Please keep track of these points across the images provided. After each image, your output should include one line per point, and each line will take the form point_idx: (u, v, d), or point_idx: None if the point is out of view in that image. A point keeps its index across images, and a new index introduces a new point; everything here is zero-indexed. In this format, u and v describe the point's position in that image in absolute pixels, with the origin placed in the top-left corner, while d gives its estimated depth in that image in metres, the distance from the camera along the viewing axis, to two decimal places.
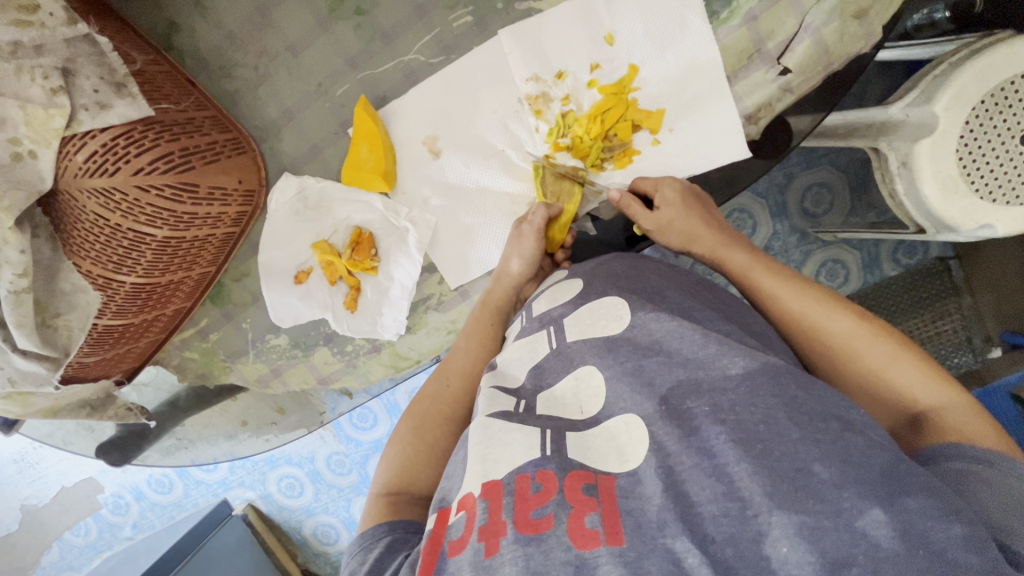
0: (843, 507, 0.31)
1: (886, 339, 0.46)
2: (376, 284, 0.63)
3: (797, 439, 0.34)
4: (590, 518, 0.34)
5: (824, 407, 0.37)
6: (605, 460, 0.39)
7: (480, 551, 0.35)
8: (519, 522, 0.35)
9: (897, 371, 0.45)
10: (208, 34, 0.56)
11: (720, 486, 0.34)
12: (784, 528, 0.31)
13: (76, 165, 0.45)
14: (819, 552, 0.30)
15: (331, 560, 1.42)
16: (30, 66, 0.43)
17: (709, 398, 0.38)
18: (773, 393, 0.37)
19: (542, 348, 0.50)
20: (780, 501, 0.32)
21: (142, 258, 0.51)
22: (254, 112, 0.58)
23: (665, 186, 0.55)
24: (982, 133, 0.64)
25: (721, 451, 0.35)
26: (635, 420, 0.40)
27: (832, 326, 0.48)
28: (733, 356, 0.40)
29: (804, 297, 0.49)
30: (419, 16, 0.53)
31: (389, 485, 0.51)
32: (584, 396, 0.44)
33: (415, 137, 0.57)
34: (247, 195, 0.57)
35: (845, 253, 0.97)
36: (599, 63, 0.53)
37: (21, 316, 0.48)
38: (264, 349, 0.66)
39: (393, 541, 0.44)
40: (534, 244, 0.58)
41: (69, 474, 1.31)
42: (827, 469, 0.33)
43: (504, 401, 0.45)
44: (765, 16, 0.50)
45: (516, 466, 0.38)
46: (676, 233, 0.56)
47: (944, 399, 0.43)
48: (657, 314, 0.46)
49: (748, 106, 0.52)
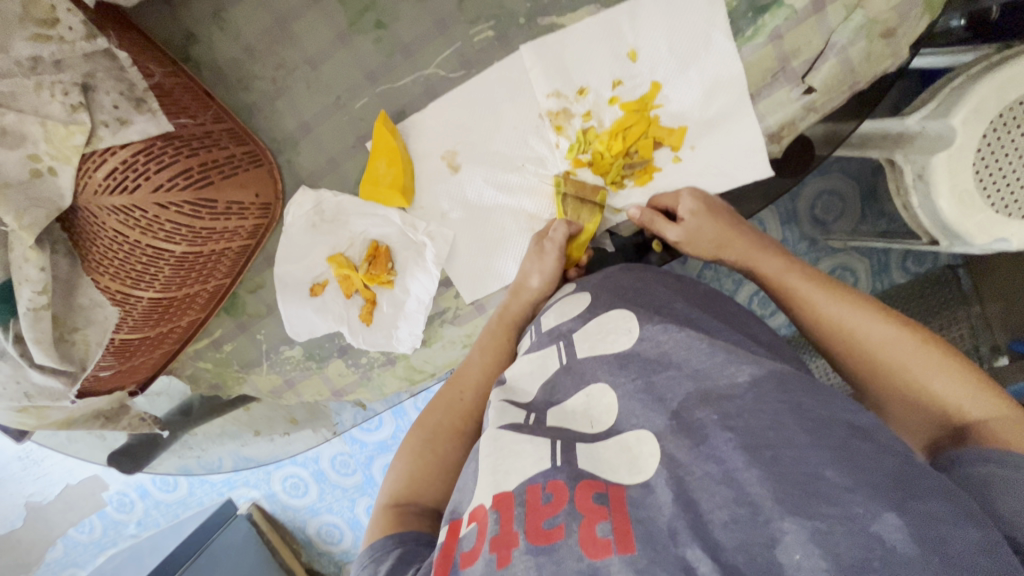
0: (856, 511, 0.29)
1: (931, 348, 0.45)
2: (391, 298, 0.63)
3: (805, 444, 0.33)
4: (601, 526, 0.33)
5: (832, 414, 0.35)
6: (616, 470, 0.37)
7: (492, 561, 0.33)
8: (531, 532, 0.34)
9: (941, 381, 0.43)
10: (225, 45, 0.55)
11: (730, 492, 0.32)
12: (797, 534, 0.29)
13: (96, 181, 0.45)
14: (832, 557, 0.28)
15: (335, 559, 1.43)
16: (50, 82, 0.42)
17: (717, 406, 0.37)
18: (781, 398, 0.36)
19: (553, 364, 0.47)
20: (791, 506, 0.30)
21: (160, 273, 0.51)
22: (272, 125, 0.57)
23: (684, 197, 0.55)
24: (1000, 146, 0.63)
25: (730, 457, 0.34)
26: (646, 435, 0.38)
27: (872, 334, 0.47)
28: (739, 364, 0.39)
29: (843, 305, 0.48)
30: (440, 30, 0.53)
31: (398, 496, 0.50)
32: (594, 411, 0.42)
33: (434, 151, 0.57)
34: (264, 209, 0.57)
35: (855, 261, 0.95)
36: (622, 80, 0.53)
37: (40, 332, 0.48)
38: (278, 360, 0.66)
39: (404, 553, 0.43)
40: (554, 263, 0.57)
41: (73, 473, 1.31)
42: (840, 474, 0.31)
43: (514, 413, 0.44)
44: (791, 34, 0.49)
45: (527, 477, 0.37)
46: (706, 241, 0.55)
47: (994, 410, 0.41)
48: (665, 326, 0.44)
49: (771, 124, 0.52)
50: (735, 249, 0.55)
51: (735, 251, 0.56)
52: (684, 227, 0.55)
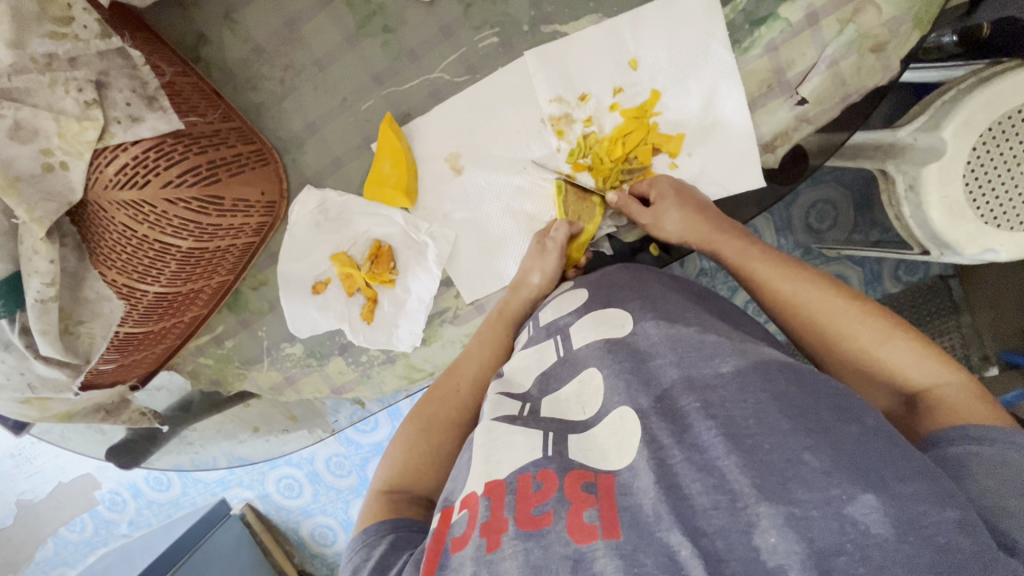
0: (833, 494, 0.30)
1: (877, 319, 0.46)
2: (393, 297, 0.64)
3: (787, 431, 0.33)
4: (588, 513, 0.34)
5: (817, 400, 0.36)
6: (606, 457, 0.38)
7: (482, 546, 0.34)
8: (520, 518, 0.35)
9: (888, 350, 0.45)
10: (235, 46, 0.56)
11: (710, 479, 0.33)
12: (772, 518, 0.30)
13: (107, 177, 0.46)
14: (807, 541, 0.29)
15: (328, 561, 1.43)
16: (64, 78, 0.43)
17: (700, 394, 0.38)
18: (763, 387, 0.36)
19: (550, 357, 0.49)
20: (768, 492, 0.31)
21: (166, 268, 0.52)
22: (278, 124, 0.58)
23: (659, 182, 0.57)
24: (987, 160, 0.65)
25: (712, 446, 0.35)
26: (629, 413, 0.39)
27: (824, 309, 0.48)
28: (725, 355, 0.39)
29: (799, 284, 0.49)
30: (446, 36, 0.54)
31: (390, 483, 0.51)
32: (585, 397, 0.43)
33: (438, 154, 0.58)
34: (269, 207, 0.58)
35: (848, 269, 0.97)
36: (622, 88, 0.54)
37: (46, 324, 0.49)
38: (278, 357, 0.67)
39: (396, 540, 0.44)
40: (556, 262, 0.58)
41: (66, 470, 1.30)
42: (817, 458, 0.32)
43: (509, 406, 0.44)
44: (786, 46, 0.51)
45: (518, 466, 0.38)
46: (671, 227, 0.55)
47: (937, 374, 0.43)
48: (658, 321, 0.45)
49: (765, 134, 0.54)
50: (697, 233, 0.55)
51: (698, 235, 0.55)
52: (656, 209, 0.56)
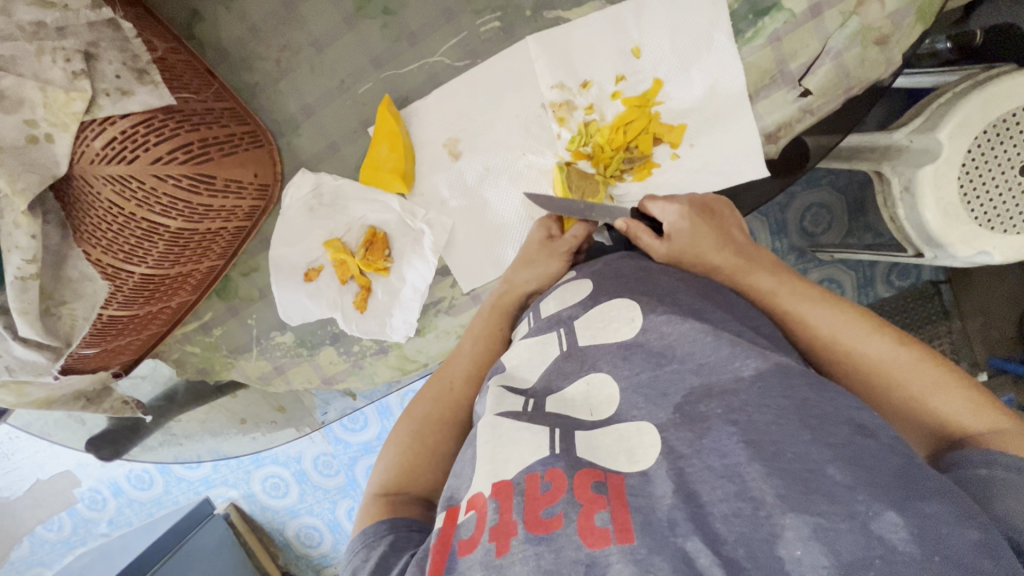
0: (858, 509, 0.29)
1: (925, 362, 0.43)
2: (386, 285, 0.63)
3: (809, 441, 0.32)
4: (600, 515, 0.32)
5: (836, 411, 0.33)
6: (614, 458, 0.36)
7: (490, 551, 0.33)
8: (529, 521, 0.33)
9: (937, 396, 0.43)
10: (231, 25, 0.56)
11: (731, 486, 0.31)
12: (799, 530, 0.29)
13: (93, 151, 0.44)
14: (834, 553, 0.28)
15: (313, 563, 1.40)
16: (52, 47, 0.42)
17: (721, 400, 0.35)
18: (785, 395, 0.34)
19: (552, 351, 0.46)
20: (794, 503, 0.30)
21: (154, 248, 0.50)
22: (273, 106, 0.57)
23: (673, 213, 0.53)
24: (983, 162, 0.65)
25: (733, 450, 0.32)
26: (647, 426, 0.37)
27: (867, 351, 0.45)
28: (745, 357, 0.37)
29: (838, 325, 0.46)
30: (447, 20, 0.54)
31: (387, 486, 0.50)
32: (593, 400, 0.41)
33: (436, 139, 0.57)
34: (262, 189, 0.56)
35: (841, 274, 0.96)
36: (624, 76, 0.53)
37: (26, 302, 0.47)
38: (269, 346, 0.65)
39: (396, 540, 0.43)
40: (559, 266, 0.56)
41: (44, 467, 1.25)
42: (842, 472, 0.30)
43: (511, 401, 0.43)
44: (789, 37, 0.50)
45: (525, 465, 0.36)
46: (693, 259, 0.52)
47: (991, 421, 0.41)
48: (669, 317, 0.42)
49: (768, 125, 0.53)
50: (725, 265, 0.51)
51: (726, 267, 0.51)
52: (674, 243, 0.52)
